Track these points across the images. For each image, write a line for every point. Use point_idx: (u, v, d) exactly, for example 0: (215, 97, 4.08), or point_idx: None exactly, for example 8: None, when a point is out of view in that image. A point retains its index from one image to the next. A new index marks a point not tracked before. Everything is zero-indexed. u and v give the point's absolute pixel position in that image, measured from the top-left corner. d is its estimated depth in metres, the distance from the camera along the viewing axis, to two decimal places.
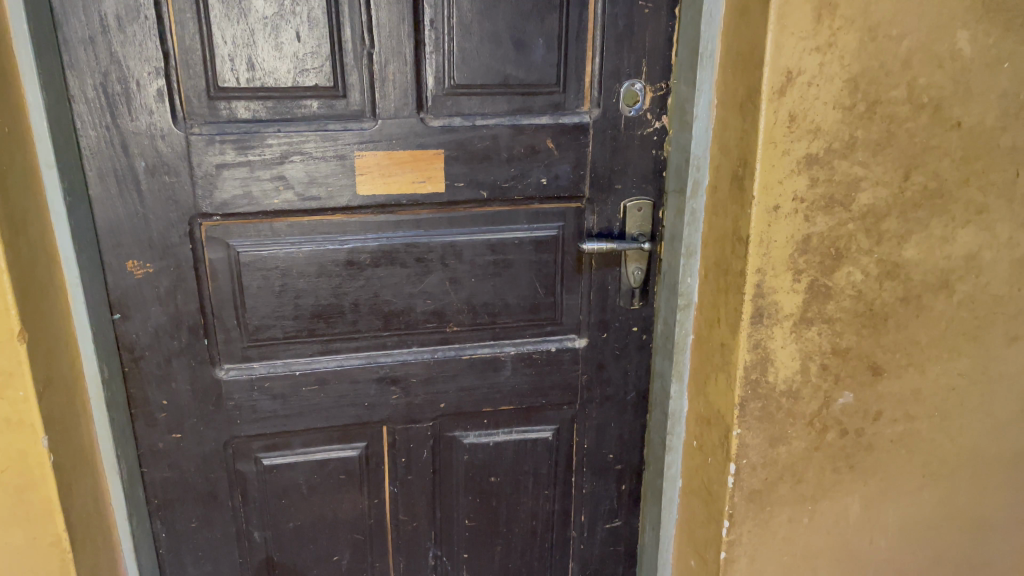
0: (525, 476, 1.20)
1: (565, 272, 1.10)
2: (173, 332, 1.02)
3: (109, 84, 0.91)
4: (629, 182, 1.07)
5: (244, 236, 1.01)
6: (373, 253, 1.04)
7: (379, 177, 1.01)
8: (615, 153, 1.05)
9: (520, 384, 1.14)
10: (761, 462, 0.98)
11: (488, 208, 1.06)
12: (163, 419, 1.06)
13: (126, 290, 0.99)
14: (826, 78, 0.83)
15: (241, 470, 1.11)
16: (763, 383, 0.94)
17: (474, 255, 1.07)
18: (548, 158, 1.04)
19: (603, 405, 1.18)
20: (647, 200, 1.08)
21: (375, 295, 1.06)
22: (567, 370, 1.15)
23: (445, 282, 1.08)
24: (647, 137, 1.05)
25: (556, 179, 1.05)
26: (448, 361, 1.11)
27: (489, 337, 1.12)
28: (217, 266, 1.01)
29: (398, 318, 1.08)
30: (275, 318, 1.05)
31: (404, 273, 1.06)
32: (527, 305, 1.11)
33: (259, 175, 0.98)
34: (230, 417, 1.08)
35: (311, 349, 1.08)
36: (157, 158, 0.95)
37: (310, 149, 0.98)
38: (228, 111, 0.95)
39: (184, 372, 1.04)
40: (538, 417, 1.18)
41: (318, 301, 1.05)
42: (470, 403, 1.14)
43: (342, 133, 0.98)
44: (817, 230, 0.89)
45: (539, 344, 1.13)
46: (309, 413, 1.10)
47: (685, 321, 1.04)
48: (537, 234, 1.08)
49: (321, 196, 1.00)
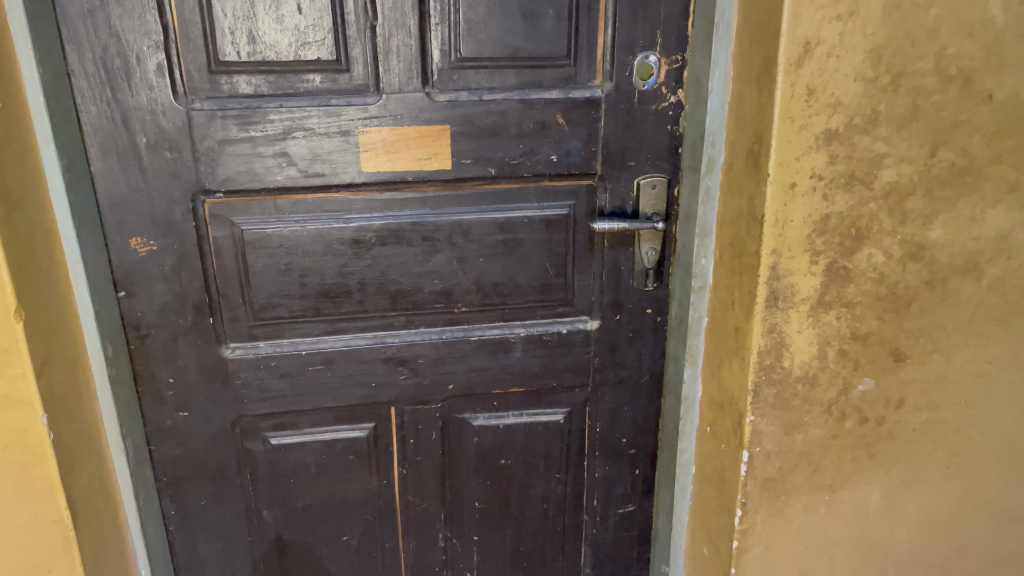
0: (536, 459, 1.18)
1: (577, 252, 1.06)
2: (179, 310, 1.02)
3: (109, 58, 0.89)
4: (644, 159, 1.02)
5: (249, 213, 1.00)
6: (379, 232, 1.02)
7: (384, 154, 0.98)
8: (629, 129, 1.01)
9: (531, 366, 1.11)
10: (776, 449, 0.95)
11: (496, 186, 1.02)
12: (171, 397, 1.06)
13: (131, 267, 0.99)
14: (847, 49, 0.79)
15: (250, 449, 1.11)
16: (778, 368, 0.91)
17: (483, 234, 1.04)
18: (559, 134, 1.00)
19: (617, 388, 1.14)
20: (662, 178, 1.03)
21: (381, 274, 1.04)
22: (579, 353, 1.12)
23: (453, 261, 1.05)
24: (662, 112, 1.00)
25: (567, 156, 1.01)
26: (456, 342, 1.09)
27: (498, 318, 1.09)
28: (222, 244, 1.00)
29: (405, 297, 1.06)
30: (280, 297, 1.04)
31: (410, 252, 1.04)
32: (538, 286, 1.08)
33: (262, 151, 0.96)
34: (237, 395, 1.08)
35: (317, 329, 1.06)
36: (160, 134, 0.94)
37: (313, 124, 0.96)
38: (230, 86, 0.94)
39: (191, 350, 1.04)
40: (549, 400, 1.15)
41: (323, 280, 1.03)
42: (479, 385, 1.12)
43: (345, 109, 0.96)
44: (837, 210, 0.85)
45: (550, 326, 1.10)
46: (317, 393, 1.09)
47: (699, 304, 1.01)
48: (548, 212, 1.04)
49: (325, 173, 0.98)
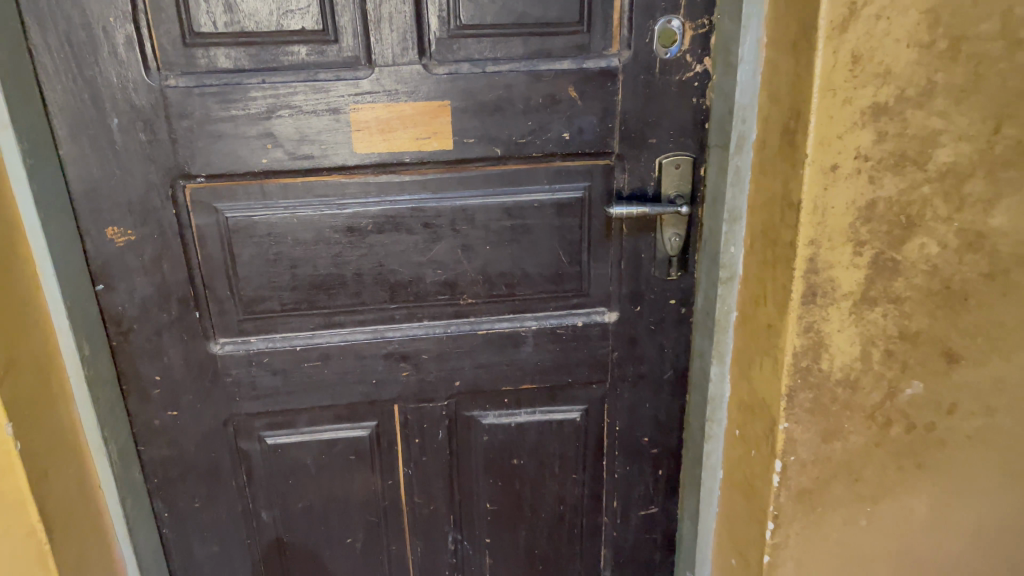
0: (551, 458, 1.09)
1: (593, 239, 0.97)
2: (162, 303, 0.94)
3: (73, 31, 0.81)
4: (666, 136, 0.92)
5: (234, 199, 0.91)
6: (376, 218, 0.94)
7: (378, 133, 0.89)
8: (649, 102, 0.90)
9: (543, 361, 1.03)
10: (812, 459, 0.86)
11: (503, 166, 0.93)
12: (158, 395, 0.99)
13: (108, 257, 0.91)
14: (898, 10, 0.68)
15: (245, 449, 1.04)
16: (815, 371, 0.81)
17: (489, 220, 0.95)
18: (571, 109, 0.90)
19: (637, 383, 1.05)
20: (686, 157, 0.93)
21: (379, 264, 0.96)
22: (595, 347, 1.03)
23: (456, 249, 0.96)
24: (687, 84, 0.90)
25: (580, 133, 0.91)
26: (463, 336, 1.01)
27: (507, 310, 1.01)
28: (206, 232, 0.92)
29: (406, 288, 0.98)
30: (271, 289, 0.96)
31: (411, 239, 0.95)
32: (550, 275, 0.99)
33: (244, 131, 0.88)
34: (228, 393, 1.00)
35: (312, 322, 0.99)
36: (133, 114, 0.85)
37: (299, 102, 0.87)
38: (207, 60, 0.85)
39: (177, 346, 0.97)
40: (564, 397, 1.06)
41: (317, 270, 0.95)
42: (488, 381, 1.03)
43: (334, 84, 0.86)
44: (885, 194, 0.75)
45: (564, 318, 1.01)
46: (313, 391, 1.01)
47: (727, 297, 0.91)
48: (560, 195, 0.95)
49: (314, 154, 0.89)
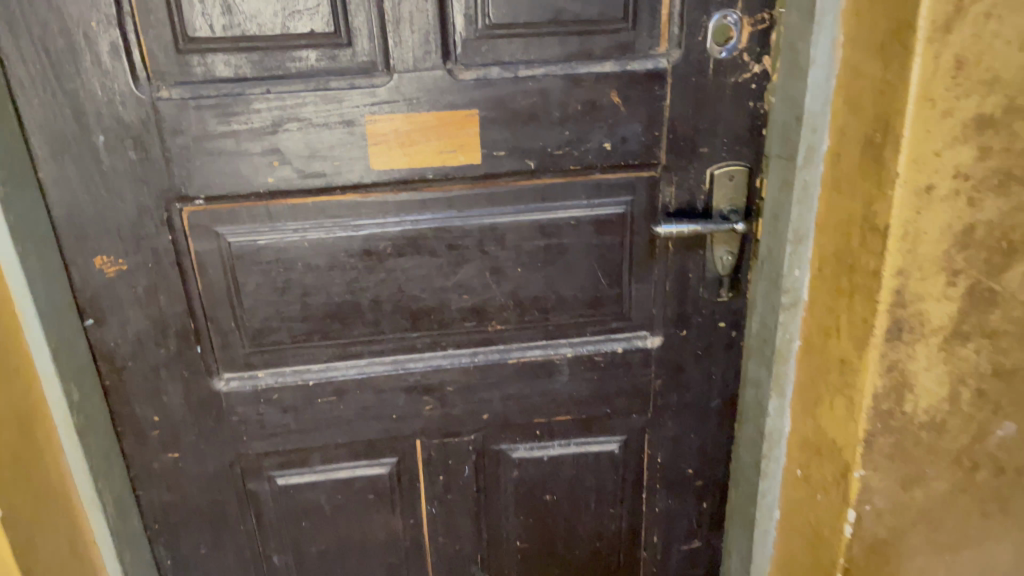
0: (587, 493, 1.01)
1: (635, 258, 0.88)
2: (159, 338, 0.85)
3: (50, 38, 0.71)
4: (718, 145, 0.82)
5: (236, 223, 0.82)
6: (395, 241, 0.84)
7: (397, 147, 0.79)
8: (700, 108, 0.80)
9: (580, 391, 0.94)
10: (889, 508, 0.77)
11: (537, 181, 0.83)
12: (157, 437, 0.90)
13: (96, 289, 0.81)
14: (1012, 6, 0.59)
15: (254, 491, 0.95)
16: (897, 414, 0.72)
17: (520, 240, 0.85)
18: (613, 117, 0.80)
19: (681, 413, 0.96)
20: (741, 167, 0.83)
21: (399, 290, 0.86)
22: (637, 375, 0.94)
23: (485, 273, 0.87)
24: (743, 86, 0.80)
25: (623, 143, 0.81)
26: (491, 366, 0.91)
27: (539, 337, 0.91)
28: (206, 260, 0.83)
29: (428, 316, 0.88)
30: (279, 320, 0.86)
31: (434, 263, 0.85)
32: (588, 299, 0.89)
33: (248, 148, 0.78)
34: (234, 432, 0.91)
35: (325, 354, 0.89)
36: (121, 131, 0.75)
37: (309, 114, 0.77)
38: (203, 68, 0.75)
39: (176, 384, 0.88)
40: (601, 428, 0.97)
41: (330, 299, 0.86)
42: (519, 413, 0.94)
43: (348, 93, 0.77)
44: (985, 218, 0.65)
45: (602, 344, 0.92)
46: (327, 428, 0.92)
47: (789, 324, 0.82)
48: (600, 212, 0.85)
49: (326, 172, 0.80)
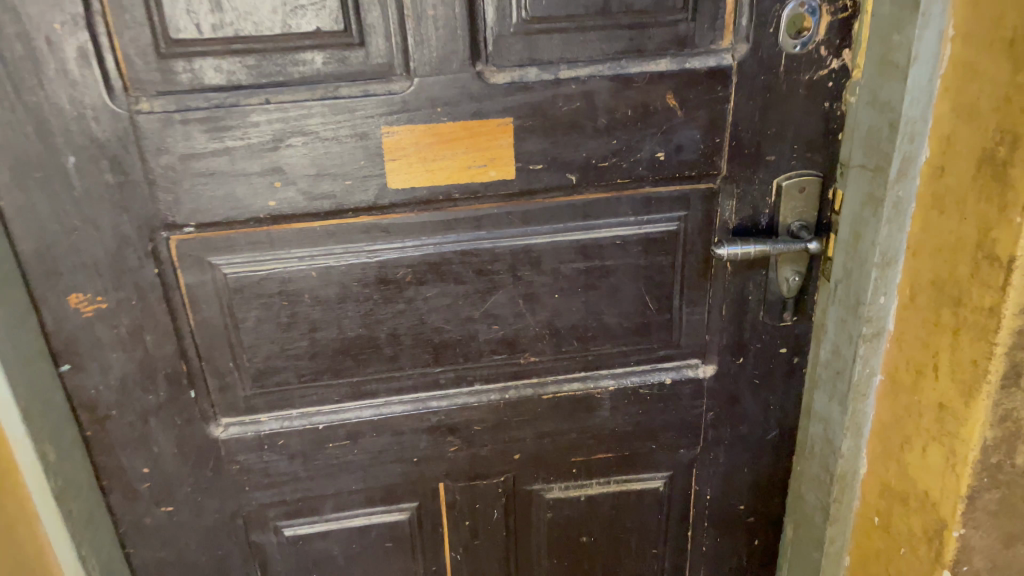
0: (627, 532, 0.91)
1: (688, 280, 0.77)
2: (147, 383, 0.74)
3: (5, 43, 0.59)
4: (787, 152, 0.72)
5: (233, 252, 0.70)
6: (415, 267, 0.73)
7: (419, 163, 0.68)
8: (768, 110, 0.70)
9: (622, 426, 0.84)
10: (989, 567, 0.68)
11: (578, 197, 0.72)
12: (147, 490, 0.79)
13: (73, 332, 0.70)
14: None
15: (258, 543, 0.85)
16: (1007, 468, 0.63)
17: (559, 263, 0.75)
18: (668, 122, 0.69)
19: (734, 445, 0.87)
20: (813, 177, 0.73)
21: (420, 322, 0.76)
22: (686, 406, 0.84)
23: (518, 300, 0.76)
24: (817, 85, 0.69)
25: (678, 152, 0.71)
26: (525, 401, 0.81)
27: (578, 368, 0.81)
28: (198, 294, 0.72)
29: (453, 349, 0.78)
30: (284, 358, 0.75)
31: (460, 291, 0.75)
32: (633, 325, 0.79)
33: (244, 166, 0.67)
34: (235, 482, 0.81)
35: (336, 394, 0.78)
36: (94, 150, 0.64)
37: (316, 126, 0.66)
38: (190, 75, 0.63)
39: (168, 432, 0.77)
40: (645, 464, 0.87)
41: (341, 334, 0.75)
42: (555, 451, 0.84)
43: (361, 101, 0.65)
44: None
45: (648, 375, 0.82)
46: (340, 474, 0.82)
47: (870, 358, 0.72)
48: (649, 229, 0.74)
49: (336, 193, 0.68)
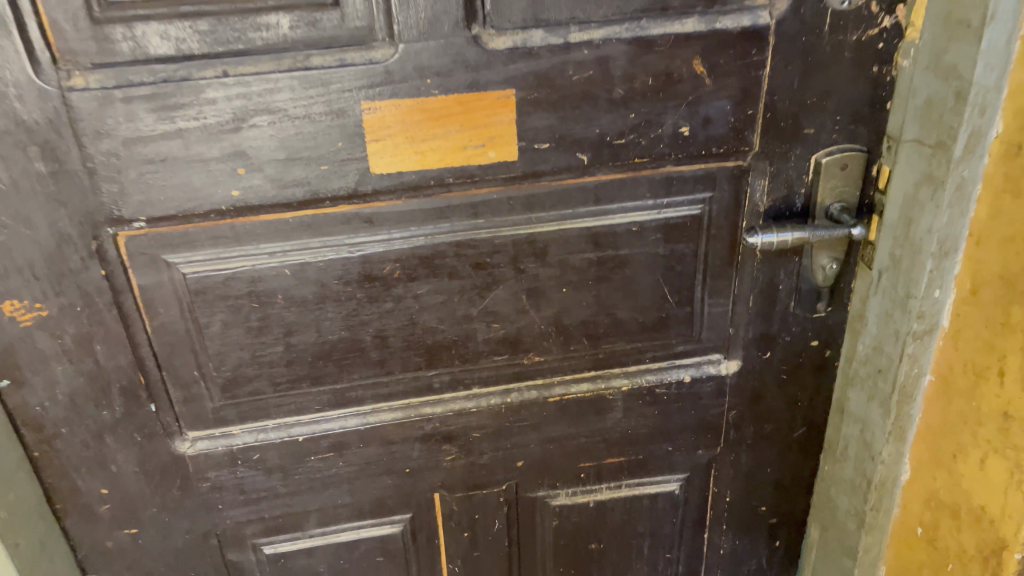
0: (640, 538, 0.84)
1: (712, 269, 0.68)
2: (100, 397, 0.65)
3: None
4: (828, 125, 0.63)
5: (192, 248, 0.61)
6: (404, 261, 0.64)
7: (406, 143, 0.59)
8: (808, 77, 0.60)
9: (636, 427, 0.76)
10: None
11: (590, 179, 0.63)
12: (108, 512, 0.70)
13: (8, 345, 0.61)
14: None
15: (235, 562, 0.77)
16: None
17: (567, 253, 0.66)
18: (694, 92, 0.60)
19: (757, 445, 0.79)
20: (857, 152, 0.64)
21: (410, 322, 0.67)
22: (706, 405, 0.76)
23: (521, 295, 0.67)
24: (866, 46, 0.60)
25: (705, 126, 0.61)
26: (529, 405, 0.73)
27: (588, 368, 0.72)
28: (154, 297, 0.62)
29: (448, 351, 0.69)
30: (257, 366, 0.66)
31: (455, 286, 0.66)
32: (650, 320, 0.70)
33: (201, 150, 0.57)
34: (207, 500, 0.72)
35: (317, 404, 0.69)
36: (20, 135, 0.54)
37: (284, 103, 0.56)
38: (132, 44, 0.53)
39: (128, 449, 0.68)
40: (660, 467, 0.79)
41: (321, 337, 0.66)
42: (562, 456, 0.76)
43: (336, 72, 0.55)
44: None
45: (665, 372, 0.74)
46: (324, 488, 0.74)
47: (920, 357, 0.64)
48: (669, 213, 0.65)
49: (311, 180, 0.59)
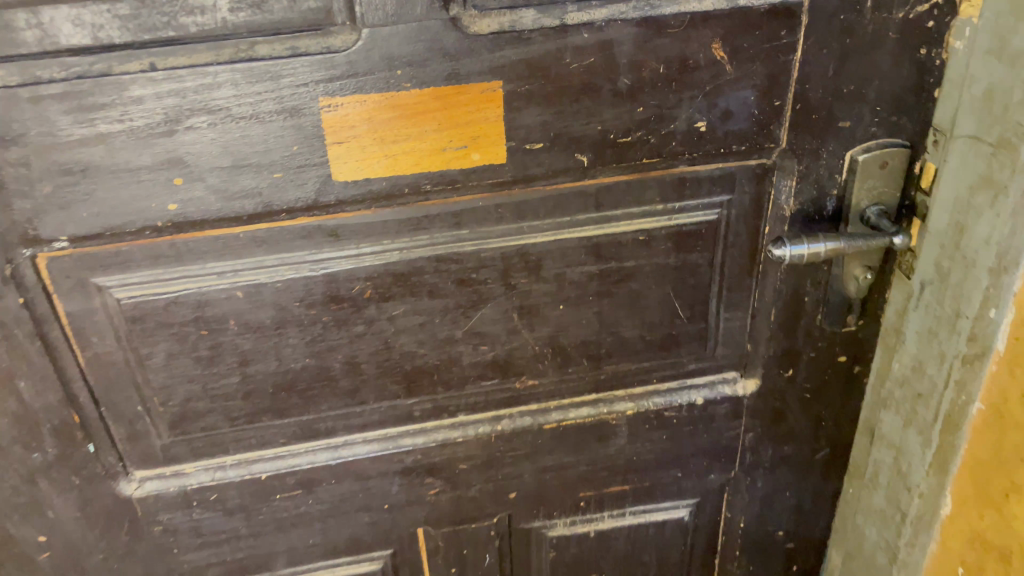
0: (644, 567, 0.76)
1: (728, 280, 0.60)
2: (27, 440, 0.56)
3: None
4: (866, 117, 0.54)
5: (127, 270, 0.52)
6: (376, 280, 0.55)
7: (374, 146, 0.50)
8: (846, 62, 0.52)
9: (642, 452, 0.68)
10: None
11: (590, 182, 0.54)
12: (46, 562, 0.62)
13: None
14: None
15: None
16: None
17: (564, 266, 0.57)
18: (713, 81, 0.51)
19: (775, 468, 0.71)
20: (900, 148, 0.55)
21: (386, 346, 0.58)
22: (720, 427, 0.68)
23: (512, 314, 0.59)
24: (914, 26, 0.51)
25: (724, 120, 0.53)
26: (522, 433, 0.64)
27: (588, 390, 0.64)
28: (85, 326, 0.53)
29: (429, 377, 0.60)
30: (210, 400, 0.58)
31: (436, 306, 0.57)
32: (658, 337, 0.62)
33: (130, 158, 0.48)
34: (160, 543, 0.64)
35: (282, 437, 0.61)
36: None
37: (226, 101, 0.47)
38: (38, 33, 0.43)
39: (65, 494, 0.59)
40: (667, 493, 0.72)
41: (283, 366, 0.57)
42: (559, 486, 0.68)
43: (288, 64, 0.46)
44: None
45: (674, 393, 0.66)
46: (293, 527, 0.66)
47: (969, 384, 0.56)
48: (680, 219, 0.57)
49: (263, 190, 0.50)
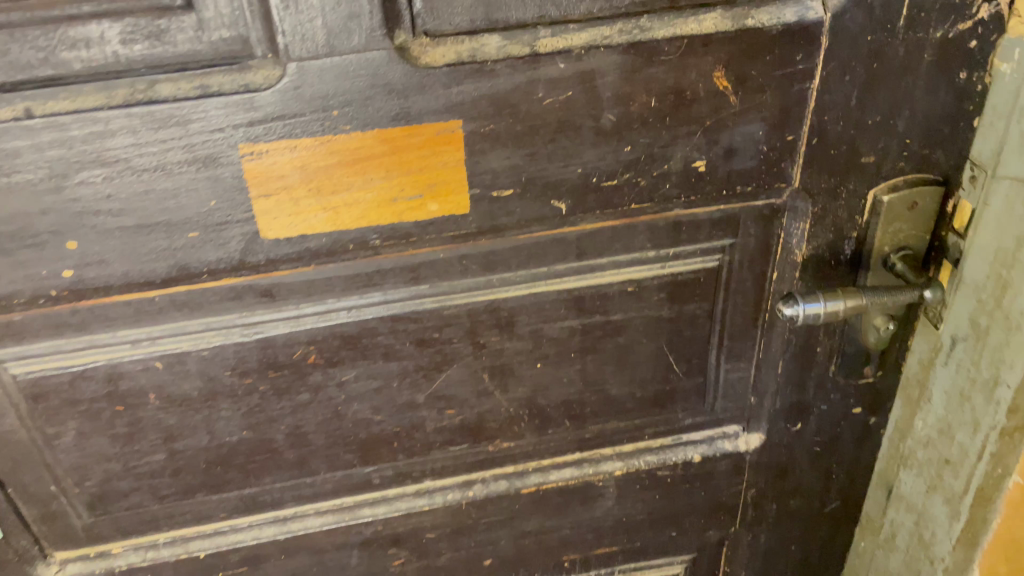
0: None
1: (730, 331, 0.52)
2: None
3: None
4: (892, 151, 0.46)
5: (24, 340, 0.43)
6: (321, 344, 0.47)
7: (309, 197, 0.41)
8: (871, 89, 0.43)
9: (632, 512, 0.61)
10: None
11: (570, 229, 0.46)
12: None
13: None
14: None
15: None
16: None
17: (541, 322, 0.50)
18: (714, 115, 0.43)
19: (781, 523, 0.64)
20: (930, 185, 0.47)
21: (336, 414, 0.50)
22: (719, 483, 0.61)
23: (482, 374, 0.51)
24: (954, 46, 0.42)
25: (727, 158, 0.44)
26: (496, 498, 0.57)
27: (570, 451, 0.57)
28: None
29: (389, 444, 0.53)
30: (134, 478, 0.50)
31: (394, 369, 0.49)
32: (649, 393, 0.55)
33: (11, 218, 0.39)
34: None
35: (222, 513, 0.54)
36: None
37: (124, 151, 0.38)
38: None
39: None
40: (661, 551, 0.65)
41: (218, 440, 0.50)
42: (539, 550, 0.61)
43: (197, 106, 0.38)
44: None
45: (668, 450, 0.58)
46: None
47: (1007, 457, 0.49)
48: (676, 267, 0.49)
49: (177, 250, 0.42)
